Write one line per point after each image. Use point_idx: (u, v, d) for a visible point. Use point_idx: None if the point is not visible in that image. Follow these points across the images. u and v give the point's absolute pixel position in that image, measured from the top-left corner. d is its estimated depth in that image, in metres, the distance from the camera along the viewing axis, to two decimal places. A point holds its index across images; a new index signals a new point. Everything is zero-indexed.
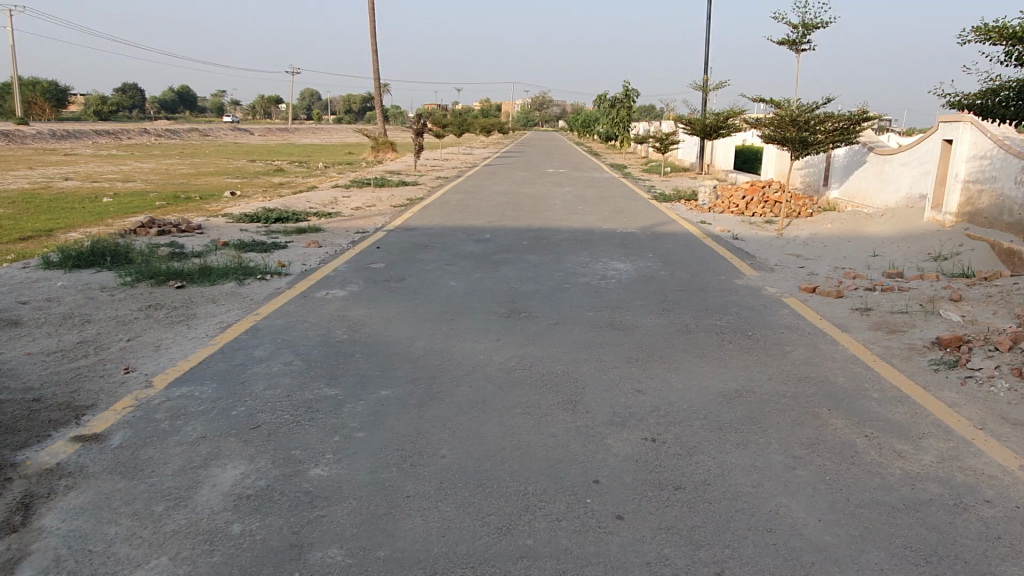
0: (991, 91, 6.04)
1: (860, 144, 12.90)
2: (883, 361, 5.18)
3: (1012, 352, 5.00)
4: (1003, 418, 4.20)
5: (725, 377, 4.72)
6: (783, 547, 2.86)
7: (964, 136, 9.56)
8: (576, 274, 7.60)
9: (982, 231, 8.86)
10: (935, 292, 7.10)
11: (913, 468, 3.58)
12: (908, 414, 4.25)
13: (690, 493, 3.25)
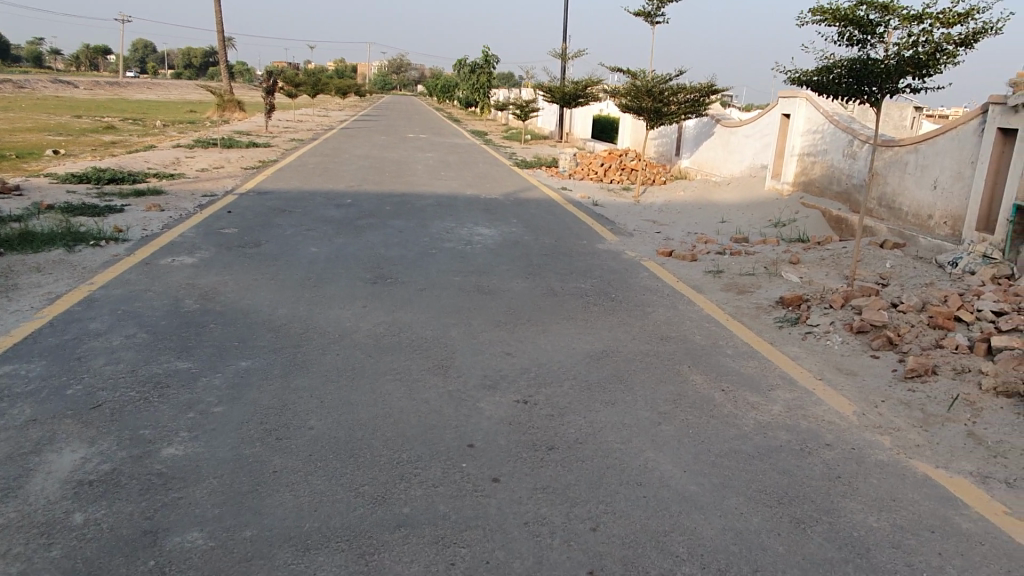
0: (827, 69, 6.48)
1: (708, 116, 13.65)
2: (734, 319, 5.52)
3: (844, 309, 5.48)
4: (838, 369, 4.61)
5: (591, 338, 4.83)
6: (652, 499, 2.97)
7: (800, 111, 10.33)
8: (442, 240, 7.50)
9: (815, 200, 9.65)
10: (776, 255, 7.65)
11: (764, 418, 3.83)
12: (758, 368, 4.55)
13: (563, 452, 3.30)
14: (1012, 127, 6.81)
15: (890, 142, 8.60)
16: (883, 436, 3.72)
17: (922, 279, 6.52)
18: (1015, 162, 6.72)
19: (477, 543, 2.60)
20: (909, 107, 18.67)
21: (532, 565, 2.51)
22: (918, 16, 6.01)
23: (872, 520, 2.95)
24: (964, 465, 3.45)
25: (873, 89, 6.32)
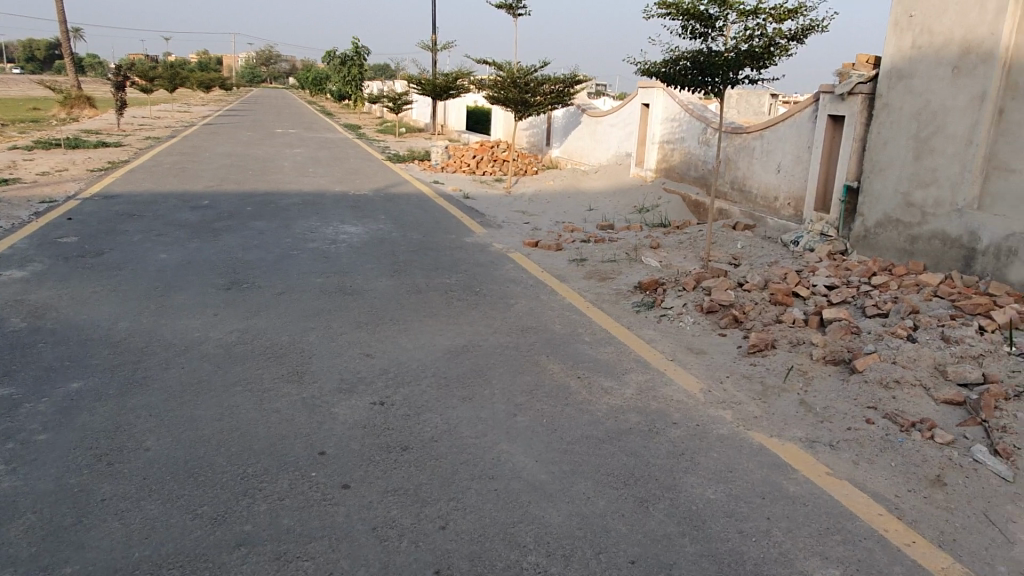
0: (672, 61, 6.75)
1: (574, 106, 14.00)
2: (595, 306, 5.67)
3: (695, 290, 5.77)
4: (688, 349, 4.85)
5: (453, 334, 4.83)
6: (503, 491, 3.01)
7: (658, 100, 10.76)
8: (304, 240, 7.28)
9: (675, 186, 10.10)
10: (637, 240, 7.94)
11: (615, 402, 3.97)
12: (613, 353, 4.71)
13: (417, 452, 3.28)
14: (841, 114, 7.41)
15: (738, 129, 9.11)
16: (726, 411, 3.95)
17: (768, 258, 6.99)
18: (844, 146, 7.33)
19: (321, 554, 2.55)
20: (765, 94, 19.86)
21: (377, 571, 2.48)
22: (752, 11, 6.38)
23: (710, 493, 3.12)
24: (795, 432, 3.72)
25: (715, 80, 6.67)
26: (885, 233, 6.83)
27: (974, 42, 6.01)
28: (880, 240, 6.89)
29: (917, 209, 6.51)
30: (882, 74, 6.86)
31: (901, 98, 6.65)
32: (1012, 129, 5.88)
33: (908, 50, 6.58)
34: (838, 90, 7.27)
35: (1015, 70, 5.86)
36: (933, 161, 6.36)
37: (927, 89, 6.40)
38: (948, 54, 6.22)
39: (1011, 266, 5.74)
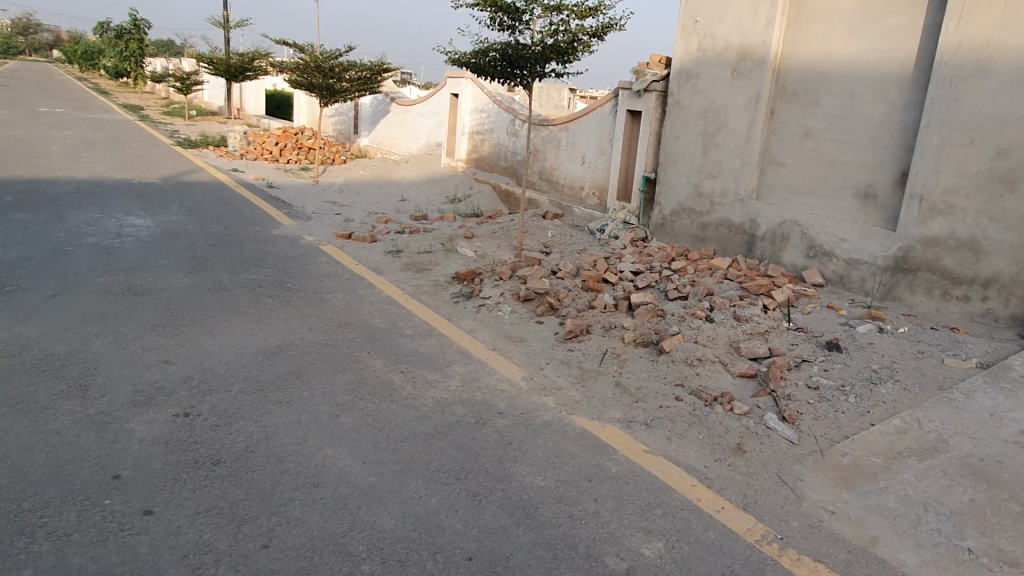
0: (482, 52, 6.76)
1: (382, 94, 13.73)
2: (413, 299, 5.57)
3: (512, 279, 5.87)
4: (509, 337, 4.91)
5: (264, 333, 4.51)
6: (329, 499, 2.84)
7: (467, 90, 10.83)
8: (81, 234, 6.45)
9: (486, 176, 10.24)
10: (452, 230, 7.93)
11: (441, 395, 3.91)
12: (435, 345, 4.65)
13: (230, 465, 3.01)
14: (638, 109, 7.90)
15: (545, 122, 9.42)
16: (548, 397, 4.05)
17: (577, 246, 7.30)
18: (642, 140, 7.83)
19: None
20: (564, 89, 20.85)
21: None
22: (556, 7, 6.57)
23: (539, 480, 3.17)
24: (613, 414, 3.90)
25: (524, 72, 6.80)
26: (680, 221, 7.40)
27: (748, 48, 6.65)
28: (675, 228, 7.46)
29: (705, 199, 7.11)
30: (673, 74, 7.40)
31: (689, 97, 7.20)
32: (781, 128, 6.60)
33: (694, 52, 7.14)
34: (635, 87, 7.74)
35: (782, 75, 6.56)
36: (718, 156, 6.97)
37: (711, 89, 6.99)
38: (728, 58, 6.83)
39: (783, 250, 6.46)
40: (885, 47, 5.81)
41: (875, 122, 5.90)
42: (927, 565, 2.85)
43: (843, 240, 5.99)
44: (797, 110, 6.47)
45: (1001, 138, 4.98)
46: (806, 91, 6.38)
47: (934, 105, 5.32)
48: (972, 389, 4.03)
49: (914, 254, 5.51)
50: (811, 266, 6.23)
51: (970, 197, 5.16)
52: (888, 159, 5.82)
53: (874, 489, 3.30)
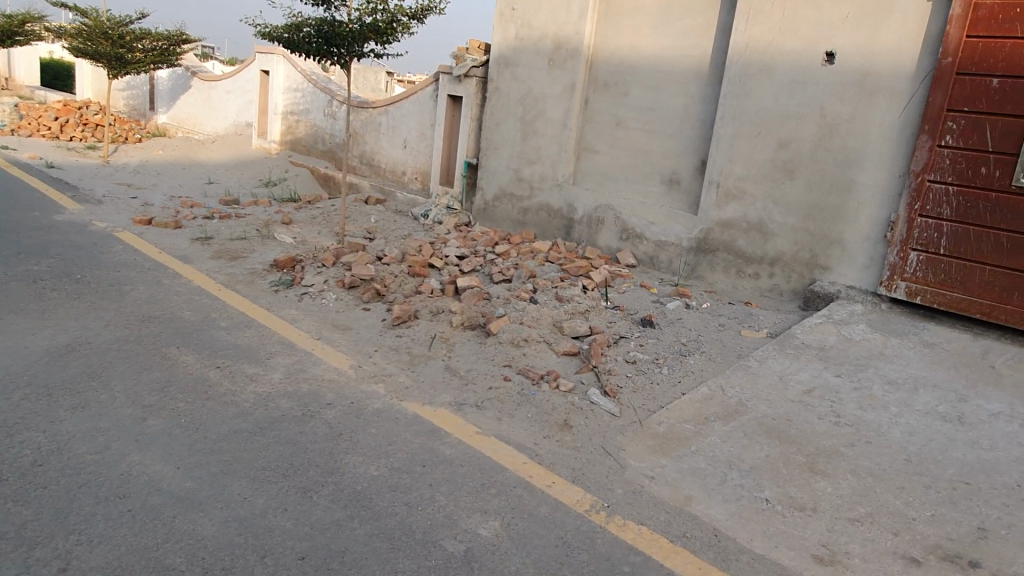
0: (295, 27, 6.40)
1: (183, 68, 12.67)
2: (227, 288, 5.20)
3: (335, 266, 5.67)
4: (334, 325, 4.74)
5: (51, 332, 4.00)
6: (139, 510, 2.58)
7: (279, 68, 10.28)
8: None
9: (303, 159, 9.81)
10: (267, 216, 7.51)
11: (263, 389, 3.70)
12: (254, 337, 4.38)
13: (15, 483, 2.64)
14: (458, 94, 7.92)
15: (364, 104, 9.18)
16: (378, 385, 3.96)
17: (401, 232, 7.21)
18: (463, 125, 7.87)
19: None
20: (381, 73, 20.47)
21: None
22: None
23: (373, 470, 3.09)
24: (445, 398, 3.90)
25: (341, 51, 6.51)
26: (502, 206, 7.54)
27: (563, 39, 6.88)
28: (497, 213, 7.60)
29: (526, 184, 7.30)
30: (492, 60, 7.49)
31: (508, 84, 7.34)
32: (594, 117, 6.91)
33: (512, 40, 7.27)
34: (455, 72, 7.75)
35: (594, 66, 6.86)
36: (536, 142, 7.17)
37: (529, 77, 7.16)
38: (544, 47, 7.03)
39: (599, 233, 6.79)
40: (685, 45, 6.27)
41: (677, 114, 6.35)
42: (734, 517, 3.14)
43: (652, 223, 6.41)
44: (608, 100, 6.80)
45: (782, 131, 5.56)
46: (616, 82, 6.73)
47: (727, 100, 5.83)
48: (765, 356, 4.49)
49: (713, 236, 6.02)
50: (624, 248, 6.61)
51: (758, 184, 5.72)
52: (689, 149, 6.30)
53: (687, 452, 3.57)
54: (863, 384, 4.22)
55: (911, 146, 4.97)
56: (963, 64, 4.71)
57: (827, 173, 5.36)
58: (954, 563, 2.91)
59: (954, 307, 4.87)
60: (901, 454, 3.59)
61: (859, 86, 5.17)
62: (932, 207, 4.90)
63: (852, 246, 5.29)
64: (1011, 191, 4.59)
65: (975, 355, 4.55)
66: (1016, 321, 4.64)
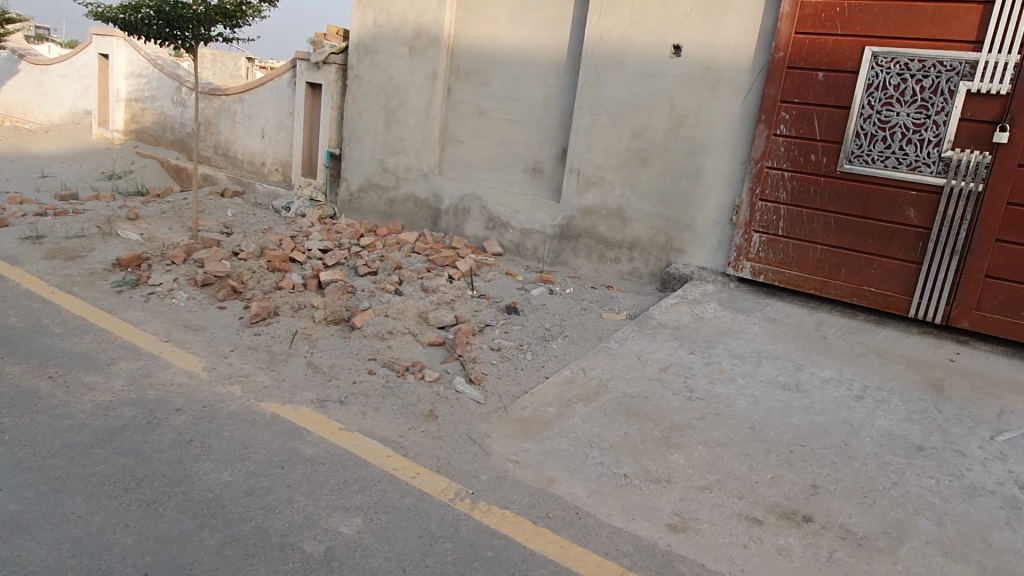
0: (132, 8, 5.91)
1: (8, 50, 11.54)
2: (62, 292, 4.81)
3: (186, 263, 5.36)
4: (185, 326, 4.49)
5: None
6: None
7: (119, 51, 9.56)
8: None
9: (150, 150, 9.19)
10: (110, 211, 7.00)
11: (103, 398, 3.46)
12: (93, 343, 4.08)
13: None
14: (317, 82, 7.67)
15: (216, 91, 8.70)
16: (233, 386, 3.79)
17: (260, 226, 6.92)
18: (323, 114, 7.64)
19: None
20: (240, 58, 19.45)
21: None
22: None
23: (226, 475, 2.96)
24: (306, 396, 3.80)
25: (185, 33, 6.18)
26: (367, 197, 7.41)
27: (423, 27, 6.81)
28: (363, 204, 7.45)
29: (391, 175, 7.20)
30: (351, 47, 7.31)
31: (368, 72, 7.20)
32: (456, 106, 6.90)
33: (371, 27, 7.12)
34: (313, 59, 7.49)
35: (455, 55, 6.84)
36: (400, 132, 7.09)
37: (390, 65, 7.05)
38: (404, 35, 6.93)
39: (465, 223, 6.81)
40: (542, 35, 6.37)
41: (537, 103, 6.46)
42: (594, 494, 3.25)
43: (516, 212, 6.50)
44: (470, 89, 6.81)
45: (635, 121, 5.78)
46: (477, 71, 6.74)
47: (584, 90, 5.98)
48: (624, 337, 4.66)
49: (575, 223, 6.18)
50: (490, 237, 6.67)
51: (615, 172, 5.93)
52: (550, 137, 6.43)
53: (550, 435, 3.66)
54: (713, 359, 4.48)
55: (750, 135, 5.30)
56: (793, 59, 5.07)
57: (677, 160, 5.63)
58: (790, 519, 3.15)
59: (792, 284, 5.28)
60: (746, 423, 3.85)
61: (704, 78, 5.45)
62: (770, 191, 5.26)
63: (702, 229, 5.59)
64: (837, 176, 5.01)
65: (810, 328, 4.94)
66: (844, 295, 5.09)
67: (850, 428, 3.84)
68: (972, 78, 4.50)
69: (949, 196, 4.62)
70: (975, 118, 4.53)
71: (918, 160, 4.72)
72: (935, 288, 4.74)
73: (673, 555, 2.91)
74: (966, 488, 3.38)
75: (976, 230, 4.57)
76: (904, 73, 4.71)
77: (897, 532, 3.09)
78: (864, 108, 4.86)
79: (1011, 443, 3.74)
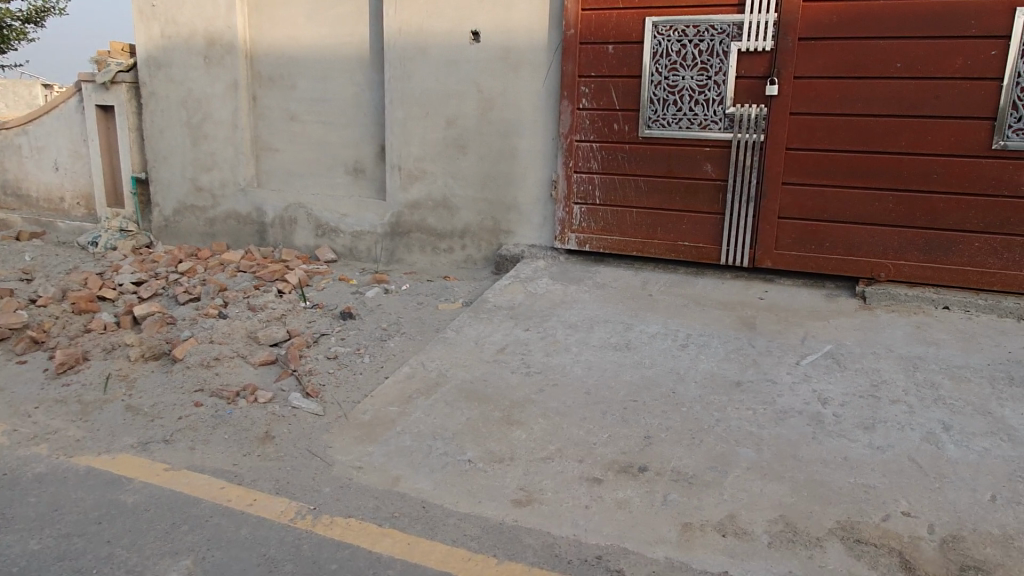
0: None
1: None
2: None
3: None
4: None
5: None
6: None
7: None
8: None
9: None
10: None
11: None
12: None
13: None
14: (108, 104, 7.09)
15: None
16: (40, 446, 3.48)
17: (65, 267, 6.37)
18: (121, 137, 7.09)
19: None
20: (33, 86, 17.75)
21: None
22: None
23: (33, 544, 2.73)
24: (126, 441, 3.55)
25: None
26: (184, 219, 6.99)
27: (215, 34, 6.48)
28: (181, 228, 7.02)
29: (206, 193, 6.83)
30: (140, 63, 6.83)
31: (164, 88, 6.76)
32: (265, 114, 6.64)
33: (158, 39, 6.68)
34: (99, 79, 6.91)
35: (255, 61, 6.56)
36: (208, 147, 6.73)
37: (186, 78, 6.66)
38: (196, 45, 6.56)
39: (293, 233, 6.59)
40: (342, 32, 6.24)
41: (348, 103, 6.33)
42: (440, 485, 3.26)
43: (344, 215, 6.36)
44: (276, 95, 6.56)
45: (446, 109, 5.81)
46: (281, 76, 6.51)
47: (391, 84, 5.93)
48: (461, 325, 4.70)
49: (404, 218, 6.14)
50: (321, 244, 6.49)
51: (435, 162, 5.93)
52: (366, 136, 6.33)
53: (392, 434, 3.62)
54: (548, 333, 4.61)
55: (556, 112, 5.48)
56: (584, 34, 5.29)
57: (492, 144, 5.71)
58: (628, 472, 3.31)
59: (616, 249, 5.51)
60: (581, 389, 4.00)
61: (505, 61, 5.56)
62: (583, 163, 5.46)
63: (526, 208, 5.72)
64: (640, 142, 5.28)
65: (635, 288, 5.20)
66: (662, 252, 5.39)
67: (676, 376, 4.09)
68: (740, 38, 4.87)
69: (738, 148, 5.00)
70: (749, 74, 4.91)
71: (706, 119, 5.06)
72: (739, 235, 5.13)
73: (519, 529, 2.98)
74: (779, 412, 3.69)
75: (765, 177, 4.98)
76: (683, 39, 5.02)
77: (722, 464, 3.33)
78: (654, 75, 5.14)
79: (814, 364, 4.12)
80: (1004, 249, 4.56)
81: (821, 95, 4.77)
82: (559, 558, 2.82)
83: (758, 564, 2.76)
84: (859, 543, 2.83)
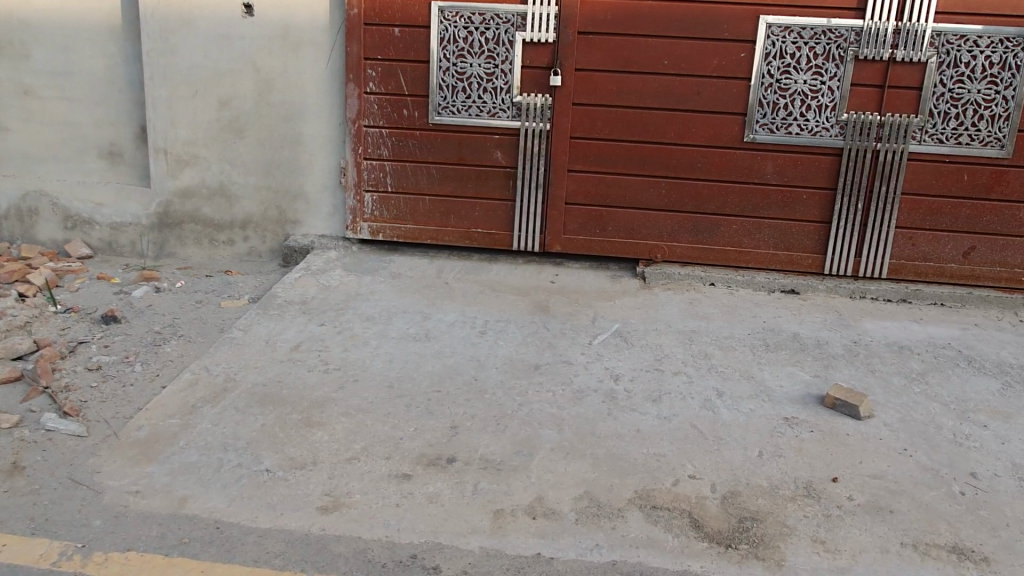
0: None
1: None
2: None
3: None
4: None
5: None
6: None
7: None
8: None
9: None
10: None
11: None
12: None
13: None
14: None
15: None
16: None
17: None
18: None
19: None
20: None
21: None
22: None
23: None
24: None
25: None
26: None
27: None
28: None
29: None
30: None
31: None
32: None
33: None
34: None
35: None
36: None
37: None
38: None
39: (36, 227, 5.70)
40: None
41: (98, 77, 5.57)
42: (236, 501, 2.98)
43: (100, 205, 5.62)
44: (5, 65, 5.60)
45: (219, 89, 5.32)
46: (10, 42, 5.56)
47: (151, 59, 5.30)
48: (248, 323, 4.34)
49: (174, 208, 5.55)
50: (72, 238, 5.68)
51: (208, 146, 5.42)
52: (123, 115, 5.62)
53: (175, 450, 3.25)
54: (344, 327, 4.41)
55: (342, 96, 5.24)
56: (368, 15, 5.09)
57: (273, 128, 5.34)
58: (437, 465, 3.27)
59: (410, 237, 5.43)
60: (383, 383, 3.87)
61: (284, 39, 5.20)
62: (372, 149, 5.29)
63: (313, 196, 5.43)
64: (430, 129, 5.22)
65: (432, 276, 5.15)
66: (456, 240, 5.40)
67: (477, 363, 4.11)
68: (524, 29, 4.97)
69: (526, 136, 5.13)
70: (533, 65, 5.04)
71: (495, 107, 5.12)
72: (529, 221, 5.28)
73: (328, 538, 2.82)
74: (576, 392, 3.85)
75: (551, 165, 5.17)
76: (469, 26, 5.02)
77: (527, 447, 3.40)
78: (442, 62, 5.09)
79: (605, 343, 4.35)
80: (755, 231, 5.15)
81: (599, 88, 5.03)
82: (372, 563, 2.71)
83: (568, 541, 2.85)
84: (654, 509, 3.03)
